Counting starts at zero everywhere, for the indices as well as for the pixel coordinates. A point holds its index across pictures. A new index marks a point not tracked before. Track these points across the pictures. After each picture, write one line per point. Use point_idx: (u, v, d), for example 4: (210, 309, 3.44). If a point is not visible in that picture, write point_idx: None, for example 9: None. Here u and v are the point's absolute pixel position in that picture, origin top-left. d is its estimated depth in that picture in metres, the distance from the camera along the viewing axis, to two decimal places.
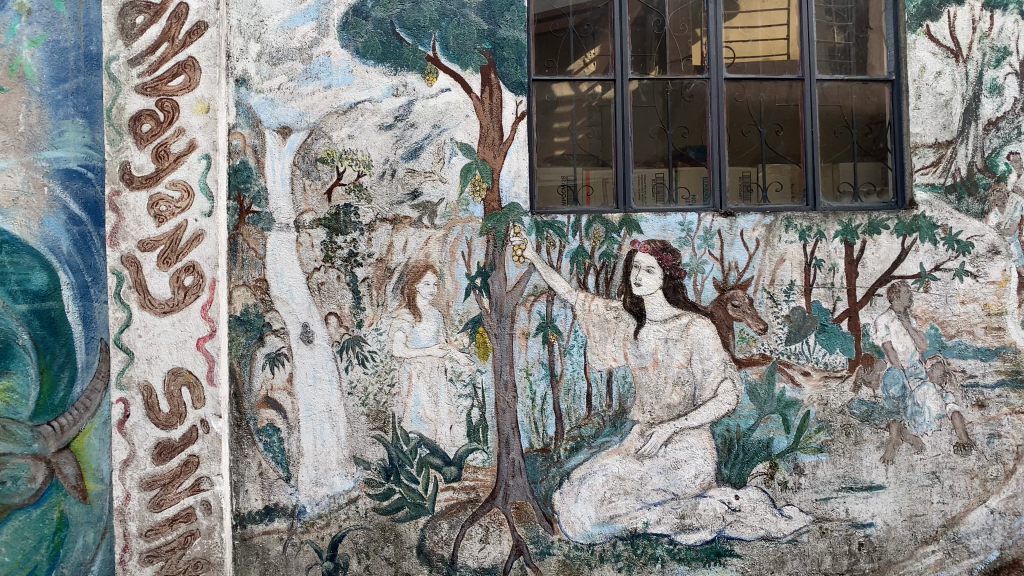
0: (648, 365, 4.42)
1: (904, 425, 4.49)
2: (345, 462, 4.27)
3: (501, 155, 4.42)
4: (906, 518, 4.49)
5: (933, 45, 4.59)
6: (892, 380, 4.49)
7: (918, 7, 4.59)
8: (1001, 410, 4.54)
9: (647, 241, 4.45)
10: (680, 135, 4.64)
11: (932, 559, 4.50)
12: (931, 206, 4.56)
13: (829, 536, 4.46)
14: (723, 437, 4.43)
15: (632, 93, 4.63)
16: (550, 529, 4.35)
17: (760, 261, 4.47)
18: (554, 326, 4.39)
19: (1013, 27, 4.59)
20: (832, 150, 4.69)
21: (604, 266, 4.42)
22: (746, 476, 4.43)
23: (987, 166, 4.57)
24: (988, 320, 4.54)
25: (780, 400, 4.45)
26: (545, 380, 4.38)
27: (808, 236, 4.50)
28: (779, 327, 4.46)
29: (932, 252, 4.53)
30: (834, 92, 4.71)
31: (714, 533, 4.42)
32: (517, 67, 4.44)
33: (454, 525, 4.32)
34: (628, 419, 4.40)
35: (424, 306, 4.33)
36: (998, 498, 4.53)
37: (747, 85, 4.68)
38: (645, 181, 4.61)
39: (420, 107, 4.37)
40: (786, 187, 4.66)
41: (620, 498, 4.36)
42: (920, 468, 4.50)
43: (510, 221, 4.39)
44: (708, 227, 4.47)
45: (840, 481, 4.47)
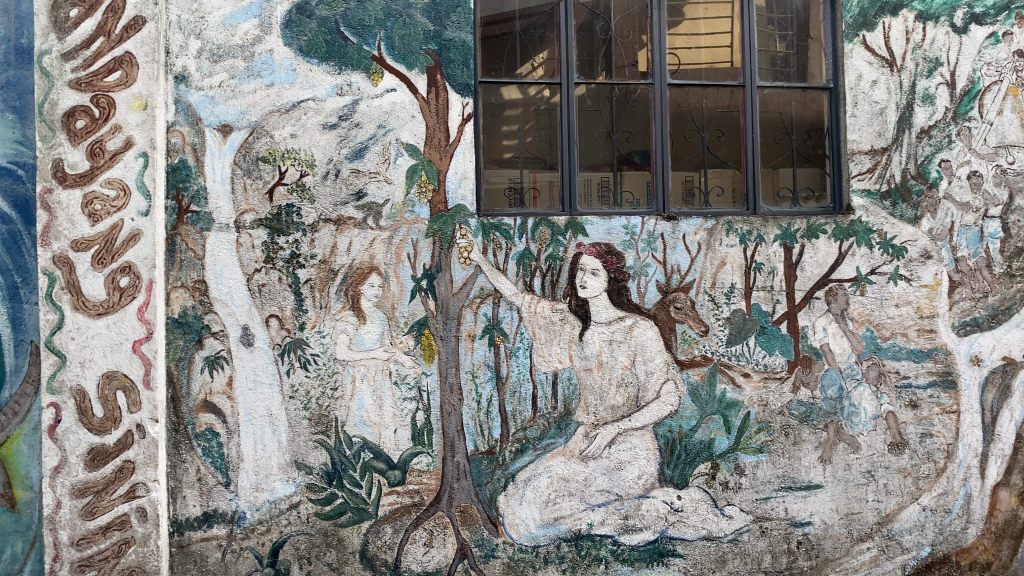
0: (593, 367, 4.45)
1: (841, 425, 4.59)
2: (286, 467, 4.20)
3: (448, 156, 4.40)
4: (842, 517, 4.59)
5: (869, 54, 4.71)
6: (829, 381, 4.59)
7: (854, 17, 4.71)
8: (933, 410, 4.66)
9: (592, 243, 4.47)
10: (625, 140, 4.69)
11: (867, 556, 4.60)
12: (867, 211, 4.67)
13: (768, 535, 4.54)
14: (665, 438, 4.48)
15: (578, 98, 4.65)
16: (495, 531, 4.34)
17: (702, 265, 4.53)
18: (500, 328, 4.38)
19: (944, 39, 4.73)
20: (773, 155, 4.78)
21: (550, 269, 4.43)
22: (688, 477, 4.48)
23: (919, 173, 4.70)
24: (921, 322, 4.66)
25: (721, 401, 4.52)
26: (490, 382, 4.37)
27: (748, 240, 4.58)
28: (720, 329, 4.53)
29: (867, 257, 4.65)
30: (774, 99, 4.80)
31: (656, 534, 4.46)
32: (463, 68, 4.43)
33: (398, 529, 4.28)
34: (572, 421, 4.42)
35: (368, 309, 4.28)
36: (929, 496, 4.65)
37: (690, 91, 4.75)
38: (591, 184, 4.64)
39: (365, 107, 4.33)
40: (727, 191, 4.73)
41: (565, 500, 4.38)
42: (856, 467, 4.60)
43: (456, 223, 4.37)
44: (652, 230, 4.52)
45: (779, 481, 4.55)
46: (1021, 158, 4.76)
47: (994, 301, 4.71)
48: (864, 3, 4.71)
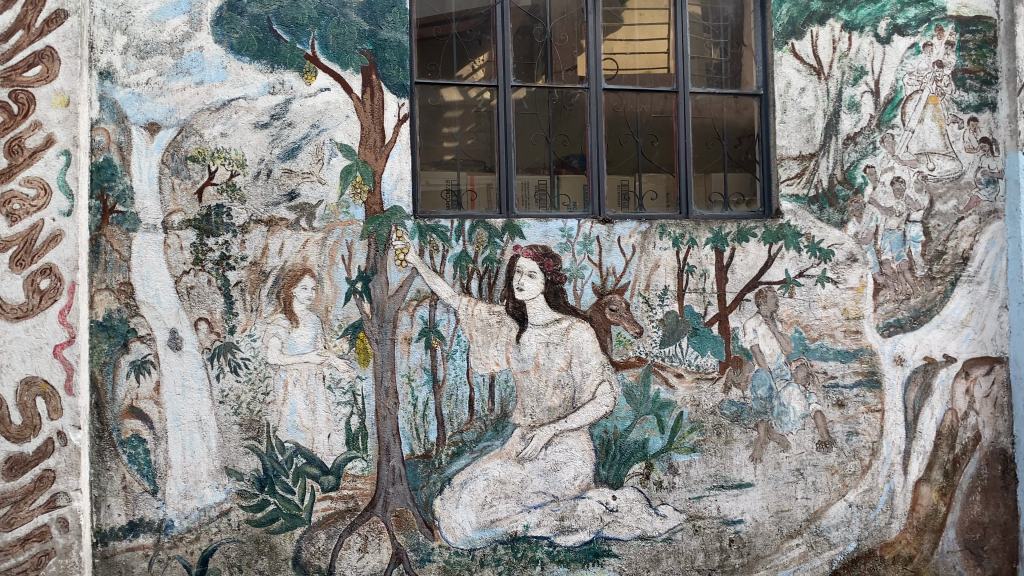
0: (530, 369, 4.46)
1: (770, 425, 4.69)
2: (216, 474, 4.10)
3: (383, 157, 4.36)
4: (772, 514, 4.69)
5: (798, 62, 4.83)
6: (759, 381, 4.69)
7: (783, 26, 4.82)
8: (859, 409, 4.79)
9: (529, 246, 4.48)
10: (561, 144, 4.71)
11: (796, 552, 4.71)
12: (796, 215, 4.79)
13: (701, 533, 4.61)
14: (601, 439, 4.51)
15: (515, 101, 4.66)
16: (430, 535, 4.31)
17: (636, 267, 4.59)
18: (437, 331, 4.36)
19: (869, 48, 4.88)
20: (706, 160, 4.86)
21: (487, 271, 4.43)
22: (622, 477, 4.52)
23: (845, 179, 4.84)
24: (847, 323, 4.80)
25: (655, 401, 4.58)
26: (427, 385, 4.34)
27: (681, 243, 4.65)
28: (654, 330, 4.59)
29: (796, 259, 4.76)
30: (707, 105, 4.89)
31: (592, 534, 4.49)
32: (398, 69, 4.39)
33: (332, 535, 4.22)
34: (509, 423, 4.42)
35: (301, 312, 4.21)
36: (855, 492, 4.78)
37: (626, 96, 4.80)
38: (528, 187, 4.65)
39: (298, 106, 4.26)
40: (661, 195, 4.80)
41: (501, 502, 4.38)
42: (786, 465, 4.71)
43: (392, 225, 4.33)
44: (588, 233, 4.55)
45: (711, 480, 4.62)
46: (941, 165, 4.93)
47: (916, 303, 4.87)
48: (793, 12, 4.83)
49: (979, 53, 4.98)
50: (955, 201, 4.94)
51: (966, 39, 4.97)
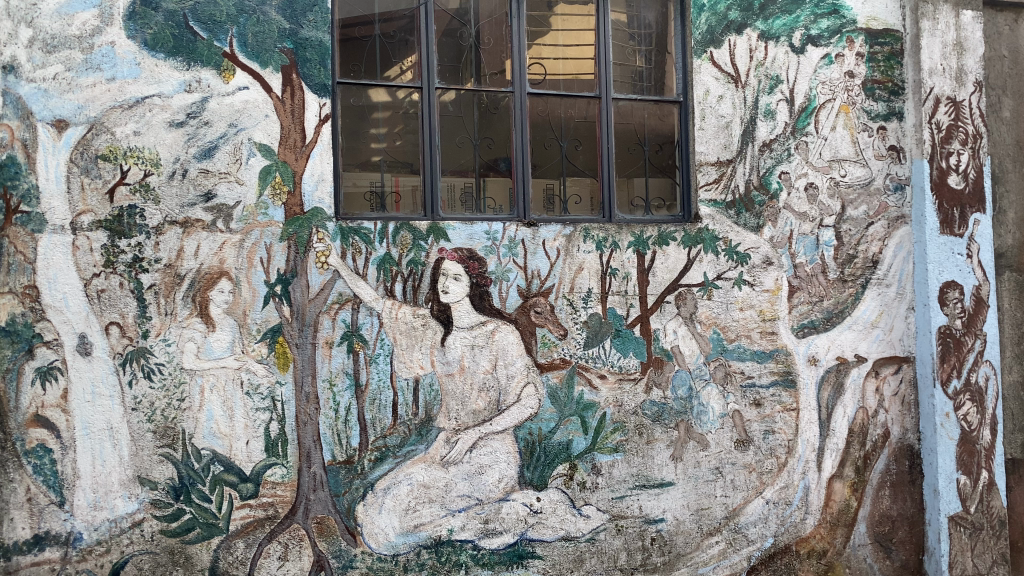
0: (454, 372, 4.44)
1: (690, 424, 4.79)
2: (128, 483, 3.96)
3: (303, 158, 4.28)
4: (693, 512, 4.78)
5: (716, 70, 4.94)
6: (680, 381, 4.78)
7: (702, 34, 4.93)
8: (775, 408, 4.93)
9: (453, 249, 4.46)
10: (486, 146, 4.71)
11: (715, 549, 4.81)
12: (714, 220, 4.90)
13: (624, 533, 4.67)
14: (525, 441, 4.53)
15: (439, 103, 4.64)
16: (353, 542, 4.26)
17: (560, 270, 4.62)
18: (359, 334, 4.31)
19: (784, 58, 5.03)
20: (628, 165, 4.93)
21: (411, 274, 4.39)
22: (546, 478, 4.55)
23: (762, 185, 4.97)
24: (764, 325, 4.93)
25: (579, 403, 4.62)
26: (349, 390, 4.29)
27: (605, 246, 4.70)
28: (577, 332, 4.63)
29: (714, 262, 4.87)
30: (629, 111, 4.95)
31: (516, 536, 4.50)
32: (320, 68, 4.33)
33: (250, 543, 4.12)
34: (433, 427, 4.40)
35: (218, 315, 4.11)
36: (772, 489, 4.91)
37: (550, 101, 4.83)
38: (453, 190, 4.63)
39: (215, 104, 4.16)
40: (585, 199, 4.84)
41: (425, 507, 4.35)
42: (705, 464, 4.81)
43: (313, 227, 4.27)
44: (513, 236, 4.56)
45: (633, 480, 4.69)
46: (852, 171, 5.11)
47: (829, 305, 5.04)
48: (712, 21, 4.94)
49: (887, 64, 5.18)
50: (865, 207, 5.12)
51: (876, 51, 5.16)
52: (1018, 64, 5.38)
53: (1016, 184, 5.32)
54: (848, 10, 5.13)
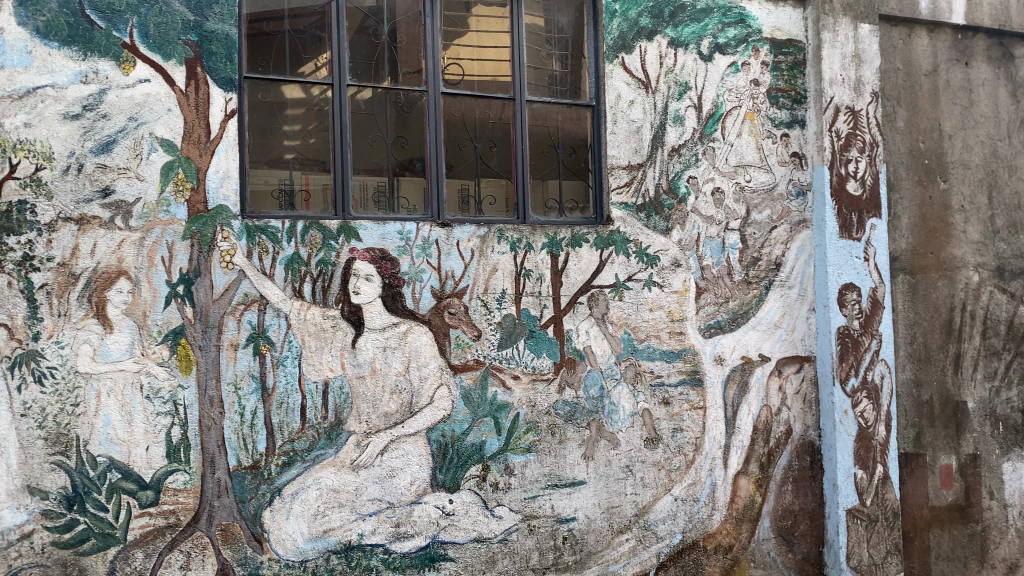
0: (365, 374, 4.38)
1: (602, 423, 4.85)
2: (16, 493, 3.76)
3: (208, 154, 4.15)
4: (603, 510, 4.84)
5: (627, 75, 5.02)
6: (592, 381, 4.84)
7: (614, 39, 4.99)
8: (683, 407, 5.04)
9: (365, 249, 4.40)
10: (399, 145, 4.65)
11: (625, 547, 4.88)
12: (625, 222, 4.97)
13: (536, 533, 4.69)
14: (438, 443, 4.51)
15: (351, 100, 4.56)
16: (259, 549, 4.15)
17: (474, 271, 4.61)
18: (266, 336, 4.20)
19: (692, 65, 5.15)
20: (541, 167, 4.95)
21: (321, 274, 4.31)
22: (459, 480, 4.53)
23: (671, 189, 5.08)
24: (672, 325, 5.03)
25: (492, 404, 4.62)
26: (256, 393, 4.18)
27: (518, 247, 4.71)
28: (491, 333, 4.63)
29: (625, 264, 4.95)
30: (542, 113, 4.98)
31: (428, 539, 4.46)
32: (226, 62, 4.21)
33: (150, 553, 3.96)
34: (343, 430, 4.32)
35: (115, 317, 3.94)
36: (680, 486, 5.02)
37: (464, 101, 4.81)
38: (366, 189, 4.55)
39: (114, 97, 3.99)
40: (499, 200, 4.84)
41: (334, 511, 4.27)
42: (616, 462, 4.88)
43: (218, 225, 4.14)
44: (426, 236, 4.53)
45: (546, 479, 4.72)
46: (756, 177, 5.27)
47: (734, 306, 5.18)
48: (623, 26, 5.01)
49: (790, 73, 5.36)
50: (769, 211, 5.29)
51: (780, 60, 5.34)
52: (911, 76, 5.65)
53: (909, 191, 5.59)
54: (753, 20, 5.29)
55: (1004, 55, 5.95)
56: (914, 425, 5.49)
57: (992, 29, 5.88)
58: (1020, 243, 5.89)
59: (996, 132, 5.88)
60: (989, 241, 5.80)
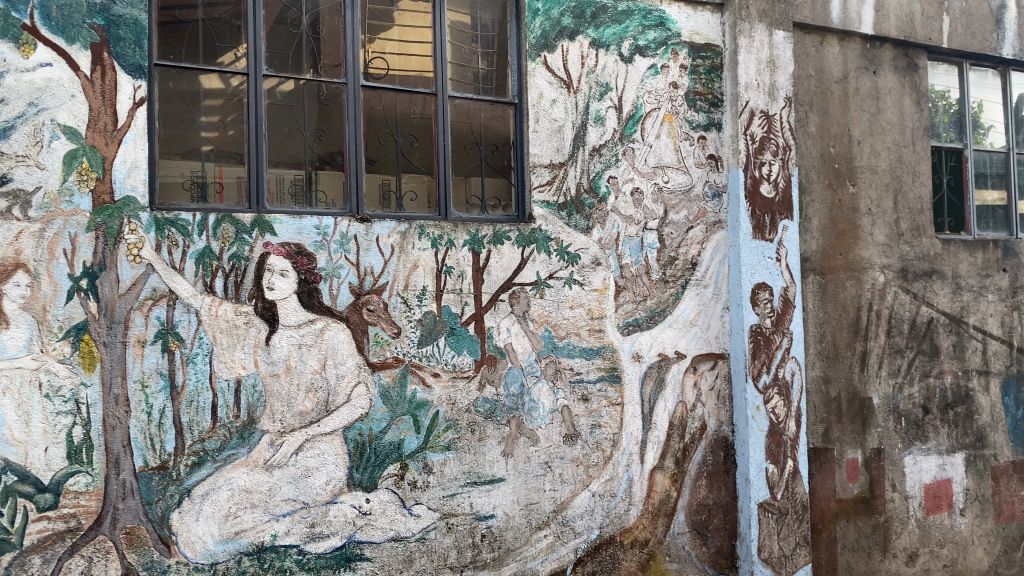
0: (280, 372, 4.29)
1: (522, 420, 4.87)
2: None
3: (115, 143, 3.99)
4: (522, 507, 4.86)
5: (549, 74, 5.04)
6: (512, 379, 4.85)
7: (536, 38, 5.01)
8: (601, 403, 5.10)
9: (280, 243, 4.30)
10: (318, 138, 4.56)
11: (543, 543, 4.90)
12: (547, 220, 4.99)
13: (454, 531, 4.67)
14: (355, 442, 4.44)
15: (267, 91, 4.44)
16: (166, 552, 4.01)
17: (394, 267, 4.56)
18: (175, 332, 4.07)
19: (613, 66, 5.21)
20: (463, 163, 4.92)
21: (234, 269, 4.20)
22: (376, 479, 4.48)
23: (591, 188, 5.13)
24: (592, 323, 5.09)
25: (411, 401, 4.58)
26: (164, 392, 4.04)
27: (439, 244, 4.68)
28: (411, 331, 4.59)
29: (546, 262, 4.97)
30: (464, 109, 4.95)
31: (344, 539, 4.40)
32: (135, 48, 4.06)
33: (48, 559, 3.79)
34: (256, 429, 4.22)
35: (12, 311, 3.76)
36: (598, 482, 5.07)
37: (384, 94, 4.74)
38: (282, 182, 4.45)
39: (12, 80, 3.80)
40: (421, 196, 4.79)
41: (247, 512, 4.17)
42: (535, 459, 4.91)
43: (124, 217, 3.99)
44: (344, 232, 4.45)
45: (465, 477, 4.70)
46: (674, 178, 5.37)
47: (652, 304, 5.27)
48: (546, 25, 5.03)
49: (708, 77, 5.48)
50: (686, 212, 5.39)
51: (698, 64, 5.45)
52: (823, 82, 5.84)
53: (820, 194, 5.77)
54: (673, 23, 5.39)
55: (908, 65, 6.22)
56: (822, 421, 5.68)
57: (898, 40, 6.13)
58: (922, 246, 6.16)
59: (900, 139, 6.14)
60: (894, 243, 6.04)
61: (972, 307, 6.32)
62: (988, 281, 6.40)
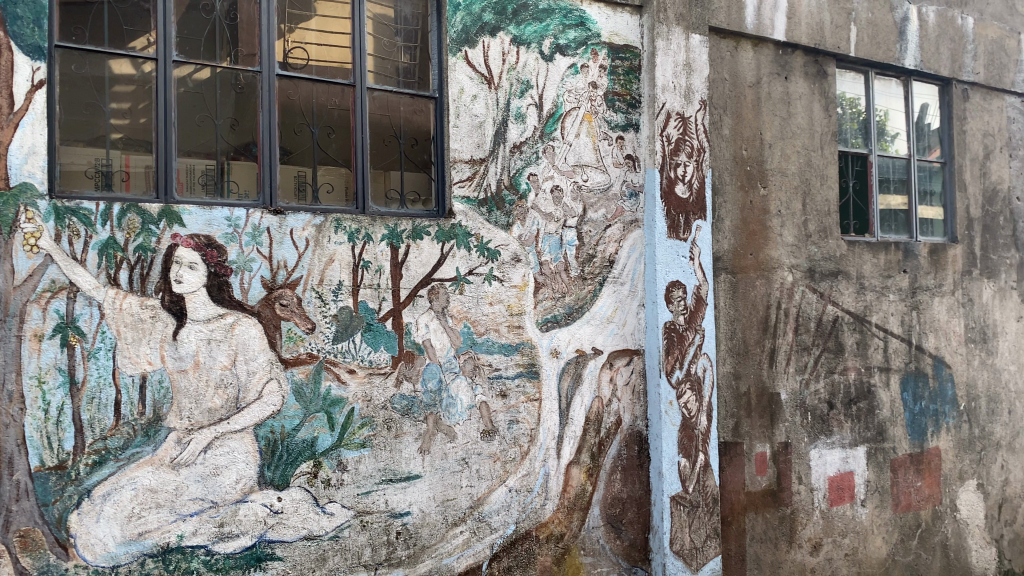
0: (188, 368, 4.16)
1: (439, 416, 4.85)
2: None
3: (11, 126, 3.82)
4: (438, 504, 4.84)
5: (470, 69, 5.03)
6: (429, 375, 4.82)
7: (457, 33, 4.99)
8: (519, 399, 5.12)
9: (189, 235, 4.17)
10: (230, 128, 4.43)
11: (459, 539, 4.90)
12: (466, 216, 4.98)
13: (368, 529, 4.61)
14: (266, 439, 4.35)
15: (177, 77, 4.29)
16: (64, 555, 3.85)
17: (309, 261, 4.47)
18: (76, 326, 3.91)
19: (534, 64, 5.24)
20: (382, 157, 4.86)
21: (140, 261, 4.05)
22: (289, 478, 4.39)
23: (512, 185, 5.14)
24: (510, 319, 5.10)
25: (325, 398, 4.51)
26: (63, 388, 3.87)
27: (356, 238, 4.61)
28: (326, 326, 4.52)
29: (466, 258, 4.96)
30: (383, 102, 4.88)
31: (254, 539, 4.30)
32: (33, 27, 3.90)
33: None
34: (163, 427, 4.08)
35: None
36: (515, 478, 5.10)
37: (301, 85, 4.64)
38: (192, 171, 4.30)
39: None
40: (337, 189, 4.71)
41: (151, 513, 4.03)
42: (452, 455, 4.90)
43: (21, 205, 3.82)
44: (257, 224, 4.34)
45: (380, 474, 4.65)
46: (593, 177, 5.43)
47: (570, 301, 5.32)
48: (466, 21, 5.02)
49: (626, 78, 5.56)
50: (604, 210, 5.46)
51: (617, 65, 5.52)
52: (737, 87, 6.00)
53: (733, 195, 5.93)
54: (593, 24, 5.45)
55: (818, 72, 6.44)
56: (733, 415, 5.84)
57: (808, 47, 6.34)
58: (829, 247, 6.39)
59: (809, 144, 6.36)
60: (803, 244, 6.26)
61: (874, 306, 6.59)
62: (889, 282, 6.69)
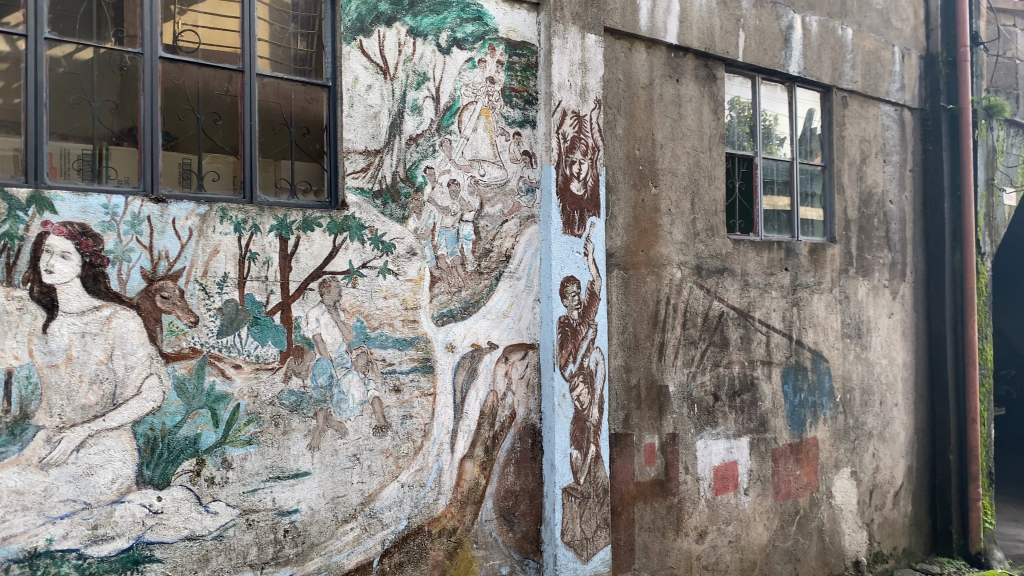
0: (59, 363, 3.95)
1: (330, 412, 4.77)
2: None
3: None
4: (328, 501, 4.76)
5: (365, 59, 4.95)
6: (319, 370, 4.73)
7: (352, 22, 4.90)
8: (413, 394, 5.09)
9: (62, 223, 3.96)
10: (109, 110, 4.21)
11: (349, 536, 4.83)
12: (360, 208, 4.90)
13: (254, 528, 4.50)
14: (145, 438, 4.17)
15: (49, 56, 4.05)
16: None
17: (192, 252, 4.31)
18: None
19: (430, 56, 5.21)
20: (271, 145, 4.72)
21: (5, 249, 3.83)
22: (169, 476, 4.23)
23: (407, 177, 5.09)
24: (405, 313, 5.06)
25: (209, 394, 4.36)
26: None
27: (243, 229, 4.47)
28: (210, 319, 4.37)
29: (359, 251, 4.89)
30: (274, 89, 4.74)
31: (131, 541, 4.12)
32: None
33: None
34: (30, 425, 3.87)
35: None
36: (407, 473, 5.07)
37: (186, 68, 4.45)
38: (66, 156, 4.09)
39: None
40: (224, 177, 4.55)
41: (16, 516, 3.82)
42: (343, 451, 4.82)
43: None
44: (136, 212, 4.16)
45: (267, 472, 4.54)
46: (490, 171, 5.45)
47: (466, 295, 5.32)
48: (362, 9, 4.93)
49: (524, 74, 5.59)
50: (501, 206, 5.49)
51: (514, 61, 5.55)
52: (631, 87, 6.13)
53: (625, 193, 6.06)
54: (491, 19, 5.45)
55: (708, 75, 6.65)
56: (623, 408, 5.97)
57: (699, 51, 6.54)
58: (716, 245, 6.62)
59: (699, 145, 6.56)
60: (691, 241, 6.46)
61: (758, 302, 6.87)
62: (772, 279, 6.98)
